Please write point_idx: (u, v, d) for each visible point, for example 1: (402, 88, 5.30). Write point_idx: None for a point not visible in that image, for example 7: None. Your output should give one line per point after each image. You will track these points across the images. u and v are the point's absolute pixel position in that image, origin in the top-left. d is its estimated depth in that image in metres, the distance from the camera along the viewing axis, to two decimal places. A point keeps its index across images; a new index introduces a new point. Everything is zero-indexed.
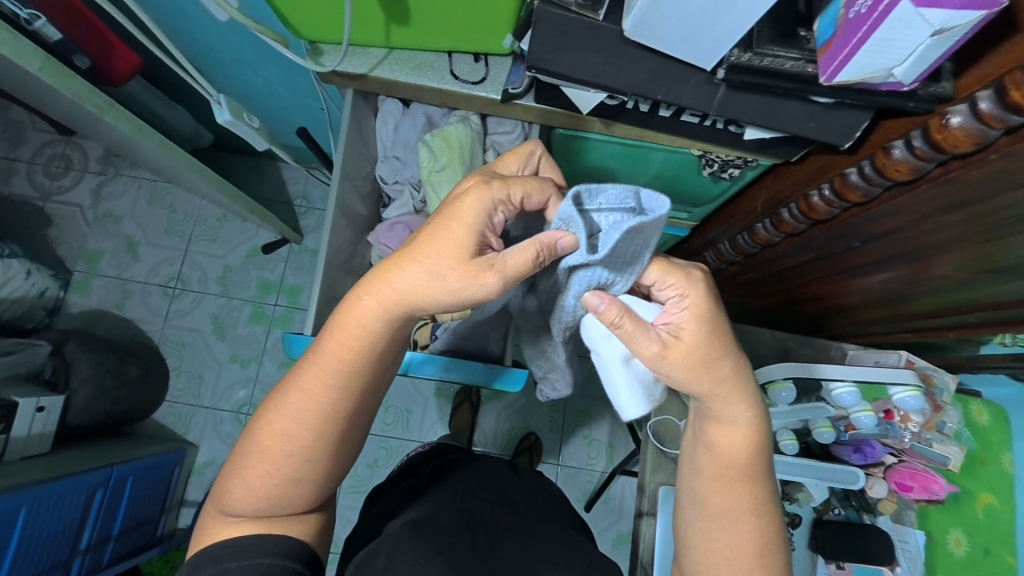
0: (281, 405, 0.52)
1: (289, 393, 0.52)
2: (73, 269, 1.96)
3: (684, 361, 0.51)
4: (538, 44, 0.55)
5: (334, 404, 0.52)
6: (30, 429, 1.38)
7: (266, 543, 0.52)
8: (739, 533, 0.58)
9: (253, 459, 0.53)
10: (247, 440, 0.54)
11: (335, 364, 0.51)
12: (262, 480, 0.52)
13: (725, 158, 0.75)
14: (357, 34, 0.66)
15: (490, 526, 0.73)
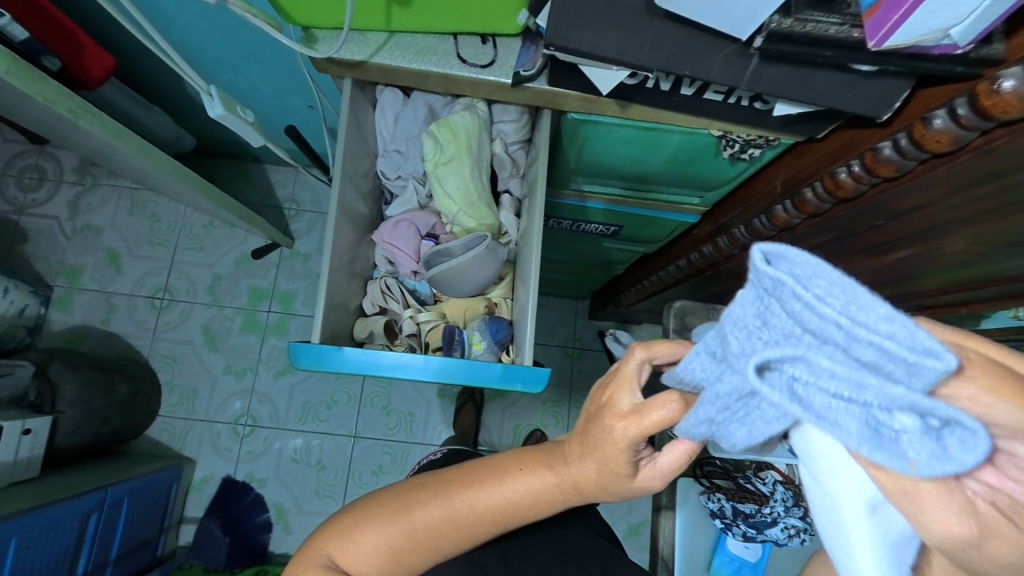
0: (418, 509, 0.58)
1: (431, 507, 0.58)
2: (54, 284, 1.87)
3: (986, 552, 0.27)
4: (555, 19, 0.51)
5: (467, 535, 0.58)
6: (16, 453, 1.32)
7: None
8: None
9: (370, 530, 0.59)
10: (369, 520, 0.59)
11: (494, 513, 0.57)
12: (370, 560, 0.58)
13: (746, 138, 0.72)
14: (354, 19, 0.61)
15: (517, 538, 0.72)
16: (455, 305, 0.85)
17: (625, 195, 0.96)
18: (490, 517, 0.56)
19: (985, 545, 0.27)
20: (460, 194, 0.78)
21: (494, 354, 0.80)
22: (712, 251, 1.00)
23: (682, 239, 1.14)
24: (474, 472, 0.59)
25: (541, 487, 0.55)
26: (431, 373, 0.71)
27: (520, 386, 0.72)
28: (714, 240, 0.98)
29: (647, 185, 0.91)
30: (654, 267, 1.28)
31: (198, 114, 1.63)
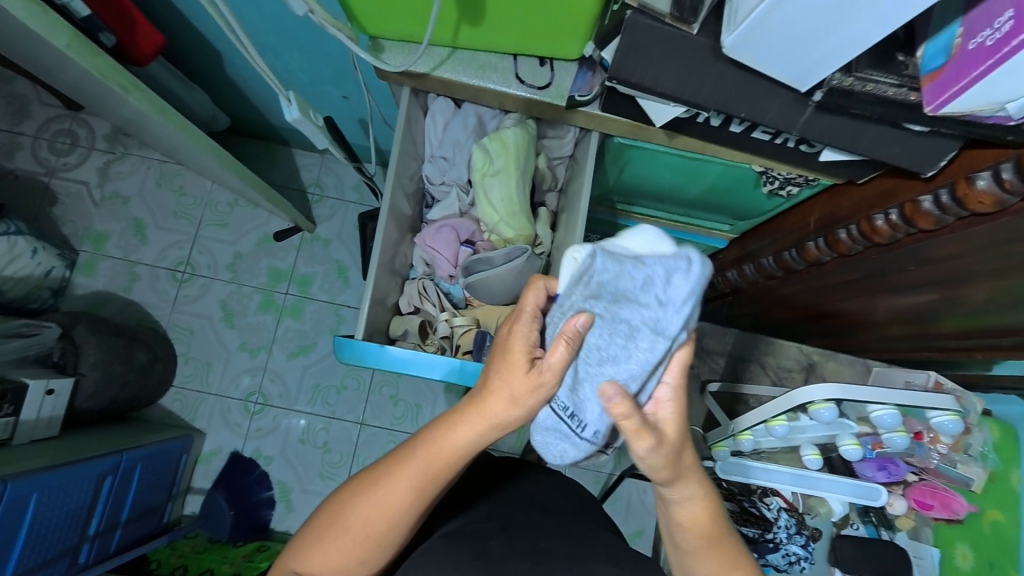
0: (350, 506, 0.60)
1: (364, 503, 0.59)
2: (79, 249, 1.92)
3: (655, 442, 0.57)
4: (621, 54, 0.53)
5: (408, 508, 0.59)
6: (38, 412, 1.36)
7: None
8: (716, 554, 0.64)
9: (329, 533, 0.61)
10: (325, 524, 0.62)
11: (415, 478, 0.58)
12: (337, 558, 0.61)
13: (787, 176, 0.74)
14: (419, 32, 0.63)
15: (524, 529, 0.73)
16: (489, 311, 0.87)
17: (658, 215, 0.98)
18: (413, 485, 0.58)
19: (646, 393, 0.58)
20: (502, 207, 0.80)
21: None
22: (740, 277, 1.02)
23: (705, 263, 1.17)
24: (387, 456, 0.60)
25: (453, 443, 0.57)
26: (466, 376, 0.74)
27: None
28: (740, 267, 1.01)
29: (681, 207, 0.94)
30: None
31: (234, 96, 1.66)
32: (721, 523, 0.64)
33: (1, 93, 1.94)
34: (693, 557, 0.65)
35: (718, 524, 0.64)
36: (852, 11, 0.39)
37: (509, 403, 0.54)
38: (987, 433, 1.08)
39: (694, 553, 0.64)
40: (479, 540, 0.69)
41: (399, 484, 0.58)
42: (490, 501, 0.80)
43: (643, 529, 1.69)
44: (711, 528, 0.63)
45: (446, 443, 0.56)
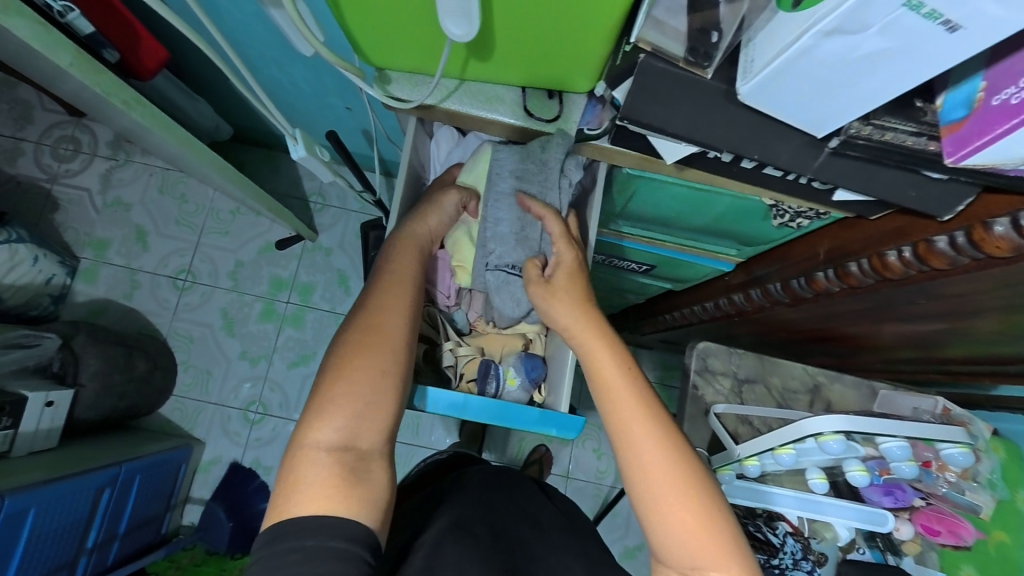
0: (329, 376, 0.62)
1: (363, 340, 0.63)
2: (81, 256, 1.91)
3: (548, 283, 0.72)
4: (633, 95, 0.52)
5: (406, 325, 0.67)
6: (37, 424, 1.36)
7: (333, 524, 0.53)
8: (645, 416, 0.64)
9: (335, 390, 0.60)
10: (326, 390, 0.61)
11: (396, 299, 0.68)
12: (332, 437, 0.58)
13: (797, 210, 0.74)
14: (427, 65, 0.63)
15: (523, 550, 0.73)
16: (494, 340, 0.89)
17: (663, 239, 0.97)
18: (397, 300, 0.68)
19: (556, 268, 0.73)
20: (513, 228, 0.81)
21: (526, 391, 0.85)
22: (746, 301, 1.01)
23: (708, 284, 1.15)
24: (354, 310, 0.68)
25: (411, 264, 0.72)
26: (472, 413, 0.77)
27: (554, 431, 0.78)
28: (746, 291, 0.99)
29: (686, 234, 0.92)
30: (678, 303, 1.30)
31: (237, 106, 1.66)
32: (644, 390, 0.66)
33: (4, 99, 1.94)
34: (619, 423, 0.64)
35: (641, 393, 0.65)
36: (877, 68, 0.39)
37: (436, 221, 0.77)
38: (994, 460, 1.08)
39: (617, 420, 0.64)
40: (481, 546, 0.68)
41: (384, 304, 0.67)
42: (487, 507, 0.79)
43: (643, 544, 1.67)
44: (633, 398, 0.64)
45: (405, 265, 0.72)
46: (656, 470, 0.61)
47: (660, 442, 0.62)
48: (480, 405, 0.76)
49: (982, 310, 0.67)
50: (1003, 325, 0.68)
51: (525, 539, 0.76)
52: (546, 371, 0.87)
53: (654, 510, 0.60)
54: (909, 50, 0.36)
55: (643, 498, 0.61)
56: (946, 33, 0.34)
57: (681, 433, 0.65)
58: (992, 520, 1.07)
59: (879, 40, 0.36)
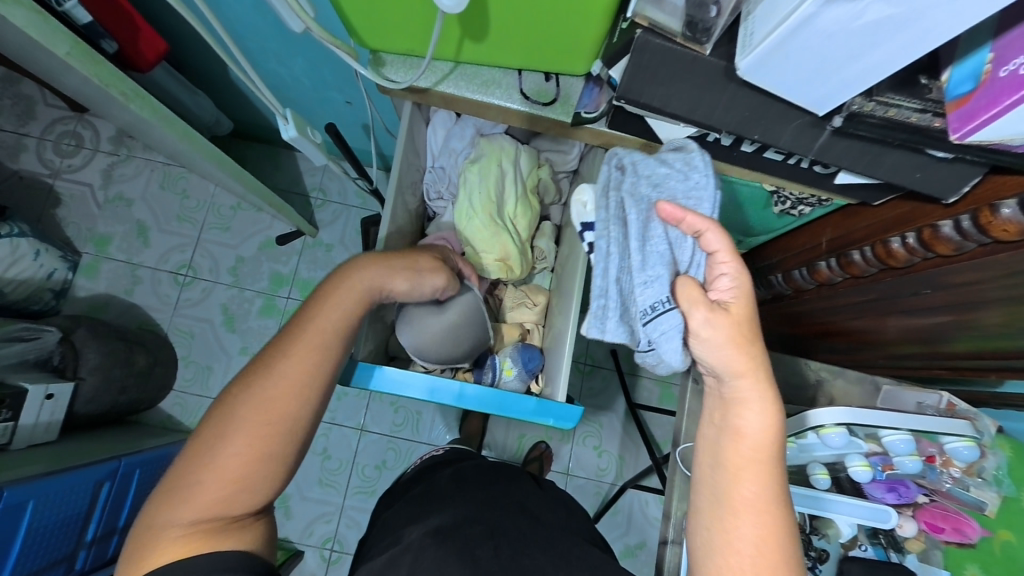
0: (221, 435, 0.58)
1: (241, 413, 0.59)
2: (82, 251, 1.91)
3: (722, 317, 0.57)
4: (630, 74, 0.51)
5: (291, 412, 0.61)
6: (37, 417, 1.36)
7: (214, 562, 0.53)
8: (761, 483, 0.57)
9: (203, 467, 0.57)
10: (195, 466, 0.57)
11: (290, 379, 0.62)
12: (214, 494, 0.56)
13: (799, 196, 0.73)
14: (423, 47, 0.62)
15: (512, 535, 0.73)
16: (490, 333, 0.91)
17: None
18: (292, 379, 0.62)
19: (727, 308, 0.58)
20: (507, 207, 0.84)
21: (523, 381, 0.86)
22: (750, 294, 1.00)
23: None
24: (249, 370, 0.63)
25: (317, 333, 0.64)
26: (469, 402, 0.77)
27: (551, 421, 0.77)
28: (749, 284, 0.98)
29: None
30: None
31: (238, 101, 1.65)
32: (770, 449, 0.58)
33: (8, 95, 1.94)
34: (732, 476, 0.58)
35: (773, 462, 0.58)
36: (878, 38, 0.38)
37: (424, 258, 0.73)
38: (999, 457, 1.04)
39: (733, 476, 0.58)
40: (470, 549, 0.68)
41: (279, 384, 0.61)
42: (483, 501, 0.79)
43: (644, 542, 1.66)
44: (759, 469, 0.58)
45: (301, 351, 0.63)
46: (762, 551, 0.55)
47: (771, 524, 0.56)
48: (471, 390, 0.77)
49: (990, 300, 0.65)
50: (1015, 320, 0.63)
51: (513, 519, 0.76)
52: (544, 362, 0.88)
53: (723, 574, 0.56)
54: (912, 18, 0.35)
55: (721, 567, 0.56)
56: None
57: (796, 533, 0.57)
58: (997, 518, 1.02)
59: (882, 8, 0.35)
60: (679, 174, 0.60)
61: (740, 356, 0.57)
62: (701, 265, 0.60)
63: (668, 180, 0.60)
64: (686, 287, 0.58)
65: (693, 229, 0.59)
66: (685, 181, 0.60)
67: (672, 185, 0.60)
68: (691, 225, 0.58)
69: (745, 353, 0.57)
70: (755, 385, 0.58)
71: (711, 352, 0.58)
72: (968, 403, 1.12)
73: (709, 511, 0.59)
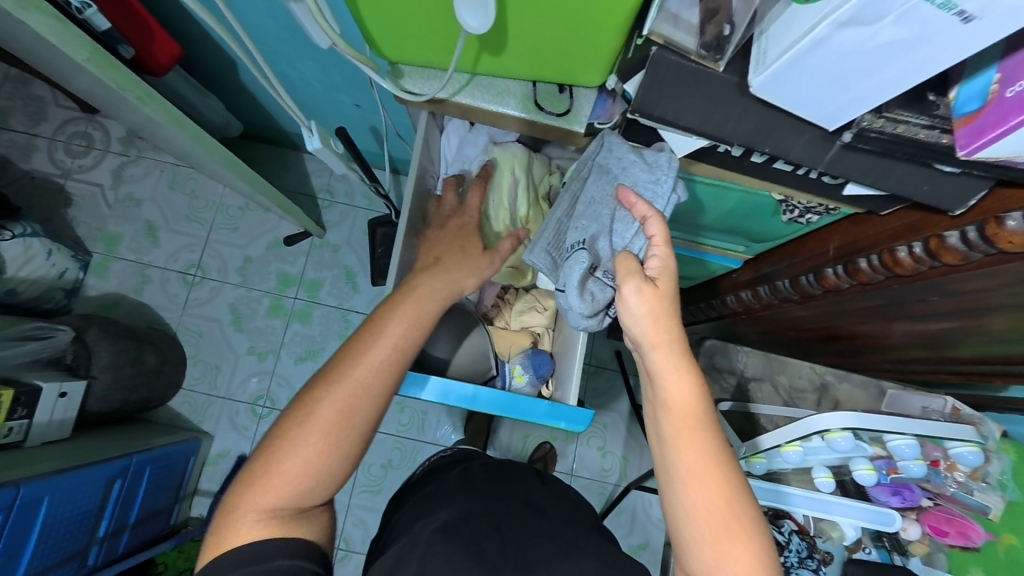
0: (297, 429, 0.61)
1: (332, 406, 0.61)
2: (93, 250, 1.94)
3: (651, 293, 0.60)
4: (645, 88, 0.53)
5: (362, 411, 0.63)
6: (51, 414, 1.38)
7: (281, 547, 0.57)
8: (702, 447, 0.58)
9: (296, 452, 0.60)
10: (287, 450, 0.60)
11: (376, 374, 0.64)
12: (290, 480, 0.59)
13: (807, 205, 0.74)
14: (440, 59, 0.64)
15: (522, 528, 0.74)
16: (502, 339, 0.92)
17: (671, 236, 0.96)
18: (372, 376, 0.64)
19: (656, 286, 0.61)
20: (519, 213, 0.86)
21: (535, 387, 0.88)
22: (757, 299, 1.00)
23: (716, 282, 1.15)
24: (338, 359, 0.65)
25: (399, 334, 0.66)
26: (481, 405, 0.79)
27: (562, 424, 0.79)
28: (754, 288, 0.99)
29: (693, 230, 0.93)
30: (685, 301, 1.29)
31: (248, 104, 1.67)
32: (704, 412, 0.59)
33: (20, 96, 1.97)
34: (674, 447, 0.59)
35: (706, 419, 0.59)
36: (888, 61, 0.39)
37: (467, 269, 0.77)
38: (1004, 461, 1.03)
39: (675, 446, 0.59)
40: (475, 543, 0.69)
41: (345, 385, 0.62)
42: (490, 497, 0.81)
43: (647, 542, 1.67)
44: (698, 437, 0.58)
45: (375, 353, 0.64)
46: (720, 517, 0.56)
47: (721, 485, 0.57)
48: (483, 392, 0.78)
49: (996, 308, 0.66)
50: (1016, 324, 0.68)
51: (524, 514, 0.78)
52: (554, 367, 0.90)
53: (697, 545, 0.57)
54: (922, 41, 0.37)
55: (692, 537, 0.57)
56: (961, 23, 0.34)
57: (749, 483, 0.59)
58: (1001, 522, 1.02)
59: (893, 31, 0.37)
60: (652, 176, 0.62)
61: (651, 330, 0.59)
62: (641, 246, 0.64)
63: (636, 171, 0.63)
64: (624, 259, 0.61)
65: (642, 216, 0.62)
66: (650, 174, 0.62)
67: (637, 175, 0.63)
68: (640, 209, 0.62)
69: (656, 324, 0.59)
70: (670, 352, 0.60)
71: (635, 329, 0.61)
72: (972, 407, 1.13)
73: (668, 488, 0.60)
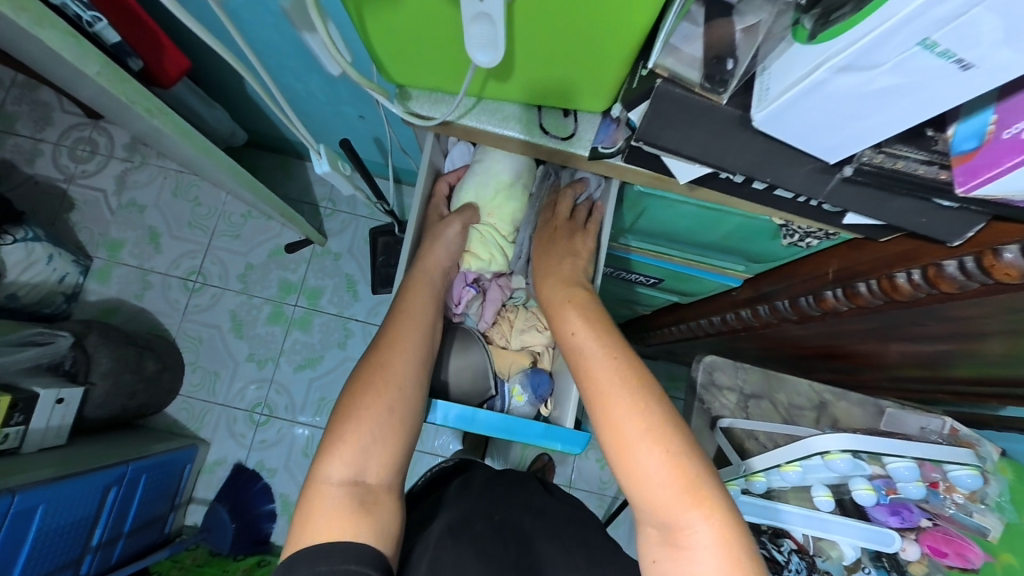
0: (344, 416, 0.65)
1: (372, 377, 0.68)
2: (94, 255, 1.94)
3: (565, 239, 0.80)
4: (649, 119, 0.54)
5: (407, 390, 0.69)
6: (48, 420, 1.38)
7: (346, 549, 0.56)
8: (621, 388, 0.64)
9: (350, 425, 0.64)
10: (340, 425, 0.65)
11: (407, 344, 0.71)
12: (348, 463, 0.62)
13: (806, 229, 0.75)
14: (449, 83, 0.65)
15: (524, 534, 0.74)
16: (502, 358, 0.92)
17: (670, 254, 0.97)
18: (405, 355, 0.71)
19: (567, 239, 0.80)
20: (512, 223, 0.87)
21: (533, 406, 0.89)
22: (757, 316, 1.01)
23: (715, 299, 1.16)
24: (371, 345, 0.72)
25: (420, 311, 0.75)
26: (480, 426, 0.79)
27: (559, 446, 0.80)
28: (753, 307, 0.99)
29: (692, 249, 0.93)
30: (684, 315, 1.30)
31: (253, 113, 1.69)
32: (602, 319, 0.71)
33: (25, 101, 1.99)
34: (599, 395, 0.65)
35: (620, 363, 0.66)
36: (887, 103, 0.40)
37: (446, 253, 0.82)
38: (1001, 482, 1.06)
39: (599, 395, 0.65)
40: (482, 546, 0.68)
41: (384, 364, 0.69)
42: (493, 500, 0.80)
43: None
44: (593, 346, 0.68)
45: (404, 338, 0.72)
46: (606, 391, 0.64)
47: (646, 419, 0.62)
48: (484, 414, 0.79)
49: (989, 333, 0.67)
50: (1012, 349, 0.69)
51: (526, 519, 0.78)
52: (553, 387, 0.90)
53: (639, 482, 0.62)
54: (920, 86, 0.38)
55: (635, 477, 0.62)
56: (958, 71, 0.36)
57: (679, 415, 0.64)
58: (999, 542, 1.03)
59: (892, 76, 0.38)
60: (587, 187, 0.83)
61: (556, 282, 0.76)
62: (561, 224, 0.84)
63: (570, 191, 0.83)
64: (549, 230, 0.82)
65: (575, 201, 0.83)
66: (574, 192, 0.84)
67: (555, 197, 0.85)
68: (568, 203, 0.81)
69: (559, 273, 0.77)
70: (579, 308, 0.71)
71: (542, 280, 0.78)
72: (969, 425, 1.14)
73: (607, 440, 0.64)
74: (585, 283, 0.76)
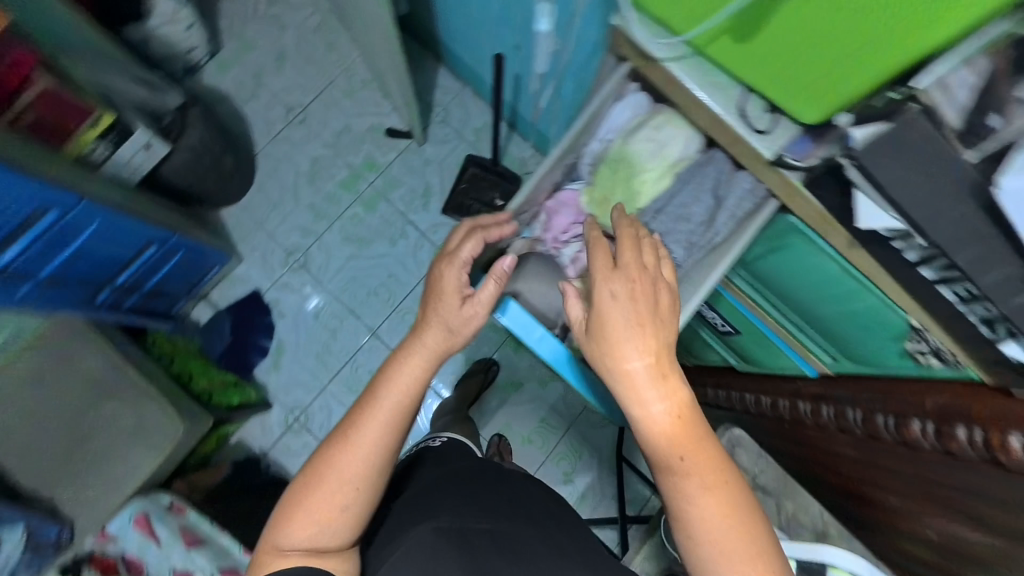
0: (311, 490, 0.63)
1: (340, 444, 0.64)
2: (224, 44, 2.02)
3: (631, 276, 0.64)
4: (874, 141, 0.49)
5: (398, 427, 0.66)
6: (128, 156, 1.38)
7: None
8: (711, 466, 0.58)
9: (297, 516, 0.63)
10: (278, 534, 0.63)
11: (385, 418, 0.65)
12: (309, 522, 0.62)
13: (936, 346, 0.69)
14: (680, 21, 0.63)
15: (513, 542, 0.62)
16: None
17: (754, 299, 0.99)
18: (399, 403, 0.66)
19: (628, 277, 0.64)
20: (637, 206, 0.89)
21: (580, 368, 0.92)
22: (814, 414, 0.94)
23: (776, 379, 1.10)
24: (358, 399, 0.67)
25: (369, 433, 0.65)
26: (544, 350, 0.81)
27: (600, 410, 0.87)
28: (816, 405, 0.94)
29: (785, 306, 0.93)
30: (731, 384, 1.25)
31: None
32: (680, 394, 0.61)
33: None
34: (677, 475, 0.59)
35: (704, 442, 0.59)
36: None
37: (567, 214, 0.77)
38: None
39: (675, 475, 0.59)
40: (467, 539, 0.61)
41: (367, 430, 0.64)
42: (496, 496, 0.72)
43: None
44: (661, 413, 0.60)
45: (399, 375, 0.68)
46: (677, 463, 0.59)
47: (731, 496, 0.58)
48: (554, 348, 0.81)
49: None
50: None
51: (525, 528, 0.66)
52: None
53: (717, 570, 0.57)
54: None
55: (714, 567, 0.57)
56: None
57: (756, 502, 0.59)
58: None
59: None
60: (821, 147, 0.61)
61: (647, 327, 0.62)
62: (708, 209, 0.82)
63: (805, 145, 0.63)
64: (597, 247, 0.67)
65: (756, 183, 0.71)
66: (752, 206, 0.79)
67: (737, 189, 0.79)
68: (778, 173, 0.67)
69: (633, 313, 0.62)
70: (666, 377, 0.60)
71: (592, 329, 0.65)
72: None
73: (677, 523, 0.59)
74: (660, 347, 0.62)
